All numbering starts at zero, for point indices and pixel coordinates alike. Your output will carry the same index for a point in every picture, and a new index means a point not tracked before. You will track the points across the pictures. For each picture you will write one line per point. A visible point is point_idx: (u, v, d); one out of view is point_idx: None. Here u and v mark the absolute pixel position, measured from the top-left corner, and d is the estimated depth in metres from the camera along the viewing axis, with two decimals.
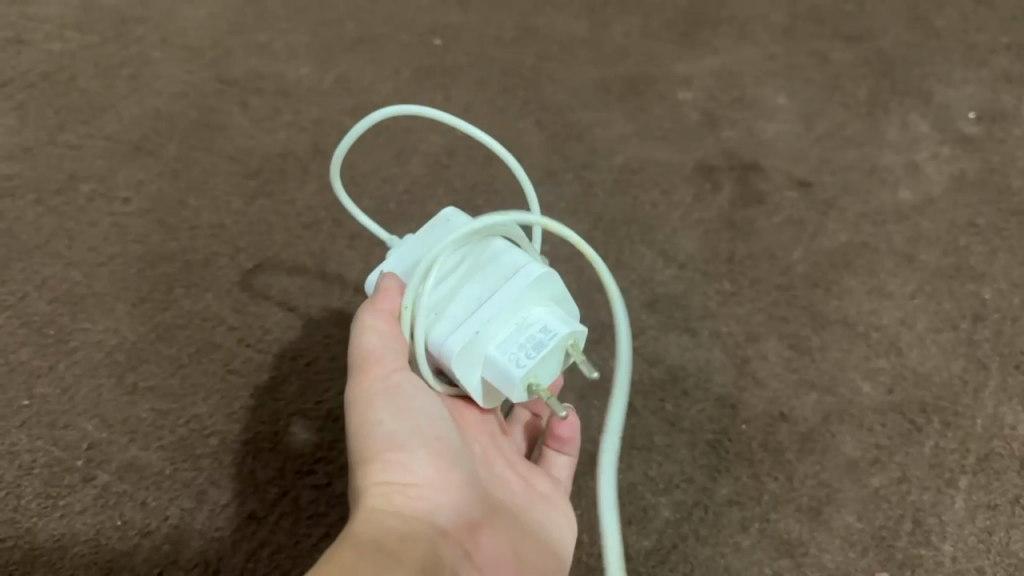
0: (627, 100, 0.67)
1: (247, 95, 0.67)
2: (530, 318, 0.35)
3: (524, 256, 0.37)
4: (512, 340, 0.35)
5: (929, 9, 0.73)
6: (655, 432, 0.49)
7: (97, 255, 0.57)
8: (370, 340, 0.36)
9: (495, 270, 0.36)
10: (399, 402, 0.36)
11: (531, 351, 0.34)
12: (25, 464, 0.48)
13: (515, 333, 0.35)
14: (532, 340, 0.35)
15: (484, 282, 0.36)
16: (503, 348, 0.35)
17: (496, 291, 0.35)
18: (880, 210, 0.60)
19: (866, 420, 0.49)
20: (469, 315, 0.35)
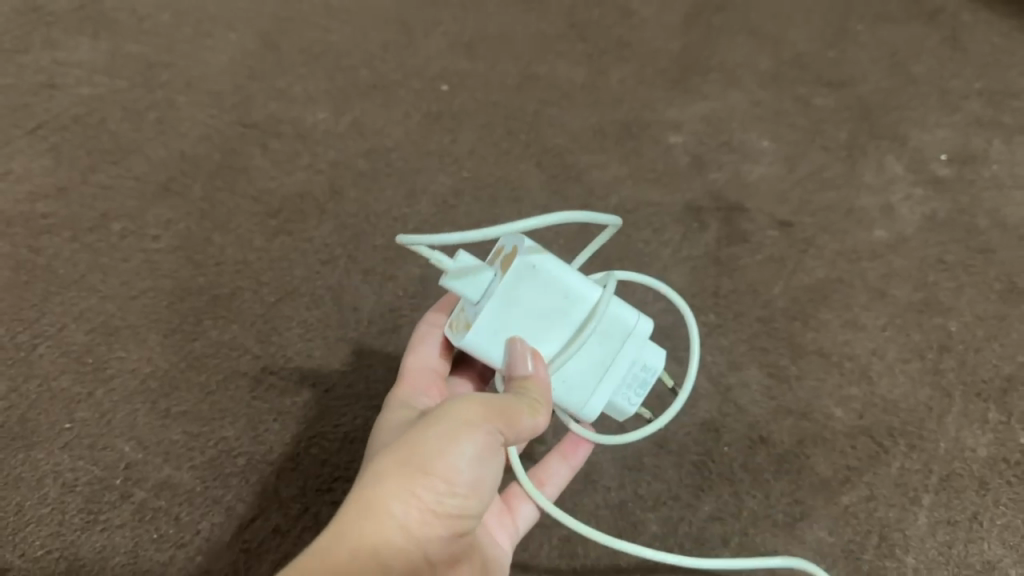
0: (622, 143, 0.72)
1: (268, 138, 0.72)
2: (634, 359, 0.41)
3: (619, 313, 0.40)
4: (624, 386, 0.42)
5: (906, 56, 0.78)
6: (645, 453, 0.52)
7: (130, 289, 0.62)
8: (524, 422, 0.37)
9: (598, 334, 0.40)
10: (484, 455, 0.35)
11: (637, 393, 0.42)
12: (68, 481, 0.53)
13: (627, 382, 0.42)
14: (640, 385, 0.42)
15: (596, 346, 0.41)
16: (621, 393, 0.42)
17: (611, 354, 0.41)
18: (855, 247, 0.64)
19: (839, 443, 0.53)
20: (594, 382, 0.41)
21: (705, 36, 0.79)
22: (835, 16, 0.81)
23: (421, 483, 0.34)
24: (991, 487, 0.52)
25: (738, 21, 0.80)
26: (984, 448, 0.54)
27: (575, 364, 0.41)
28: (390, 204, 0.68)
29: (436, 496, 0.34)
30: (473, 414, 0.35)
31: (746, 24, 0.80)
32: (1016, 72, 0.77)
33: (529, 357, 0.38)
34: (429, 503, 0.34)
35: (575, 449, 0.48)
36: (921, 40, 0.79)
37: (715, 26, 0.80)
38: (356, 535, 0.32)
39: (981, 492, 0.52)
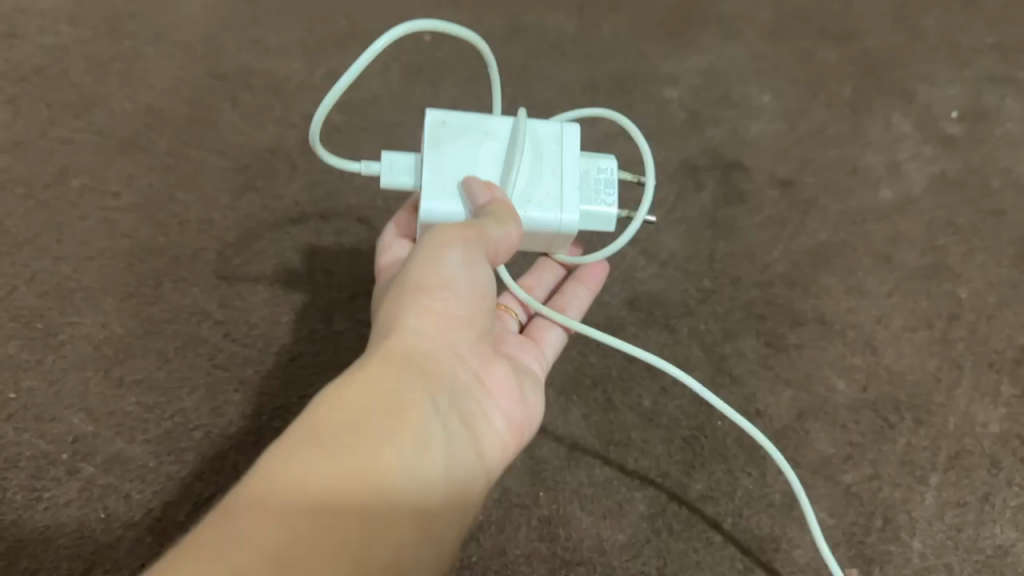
0: (613, 99, 0.68)
1: (239, 90, 0.67)
2: (589, 166, 0.39)
3: (550, 123, 0.39)
4: (591, 188, 0.38)
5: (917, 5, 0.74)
6: (633, 428, 0.49)
7: (86, 250, 0.58)
8: (495, 233, 0.35)
9: (540, 145, 0.38)
10: (472, 258, 0.35)
11: (609, 192, 0.38)
12: (12, 456, 0.49)
13: (591, 183, 0.38)
14: (605, 182, 0.38)
15: (541, 160, 0.38)
16: (592, 195, 0.38)
17: (560, 158, 0.38)
18: (859, 209, 0.61)
19: (841, 418, 0.50)
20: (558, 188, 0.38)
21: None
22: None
23: (419, 303, 0.35)
24: (1003, 466, 0.49)
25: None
26: (995, 423, 0.50)
27: (531, 184, 0.38)
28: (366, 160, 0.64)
29: (441, 306, 0.35)
30: (441, 232, 0.35)
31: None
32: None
33: (481, 188, 0.37)
34: (437, 315, 0.35)
35: (591, 275, 0.47)
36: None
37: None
38: (374, 365, 0.33)
39: (990, 470, 0.49)
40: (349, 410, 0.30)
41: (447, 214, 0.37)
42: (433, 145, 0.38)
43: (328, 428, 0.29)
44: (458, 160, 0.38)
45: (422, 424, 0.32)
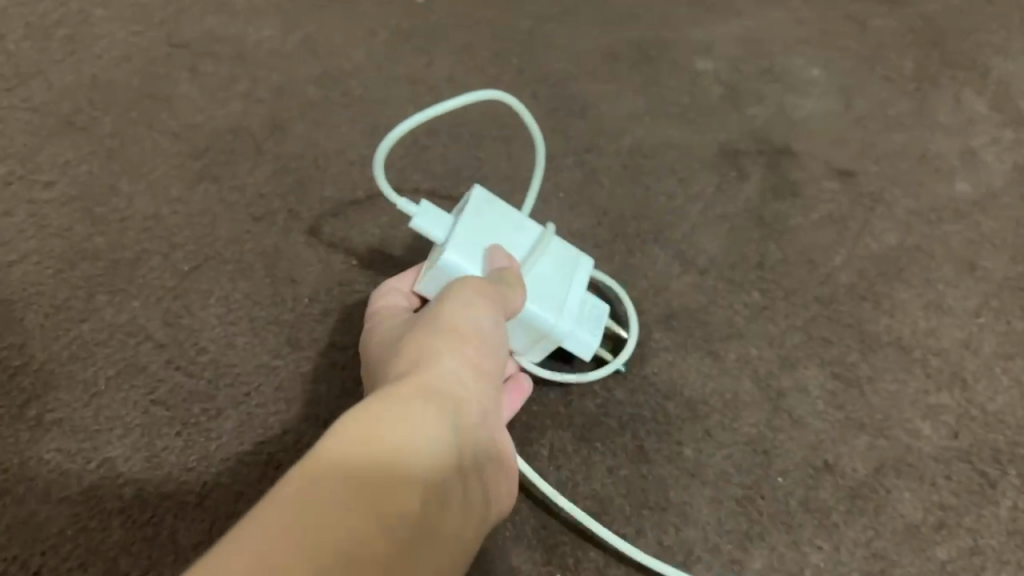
0: (638, 69, 0.58)
1: (198, 60, 0.57)
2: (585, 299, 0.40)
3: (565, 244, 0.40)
4: (583, 316, 0.39)
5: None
6: (671, 487, 0.39)
7: (9, 252, 0.48)
8: (513, 304, 0.34)
9: (556, 253, 0.39)
10: (499, 317, 0.32)
11: (598, 329, 0.40)
12: None
13: (584, 313, 0.40)
14: (597, 321, 0.40)
15: (553, 268, 0.38)
16: (584, 325, 0.39)
17: (569, 273, 0.39)
18: (934, 205, 0.51)
19: (931, 474, 0.40)
20: (563, 294, 0.38)
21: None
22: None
23: (456, 342, 0.30)
24: None
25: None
26: None
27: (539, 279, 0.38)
28: (345, 142, 0.54)
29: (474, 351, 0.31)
30: (472, 286, 0.32)
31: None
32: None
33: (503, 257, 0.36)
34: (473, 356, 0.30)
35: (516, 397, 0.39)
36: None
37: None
38: (401, 394, 0.27)
39: None
40: (409, 403, 0.27)
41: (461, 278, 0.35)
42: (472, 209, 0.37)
43: (388, 419, 0.26)
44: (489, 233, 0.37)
45: (475, 435, 0.29)
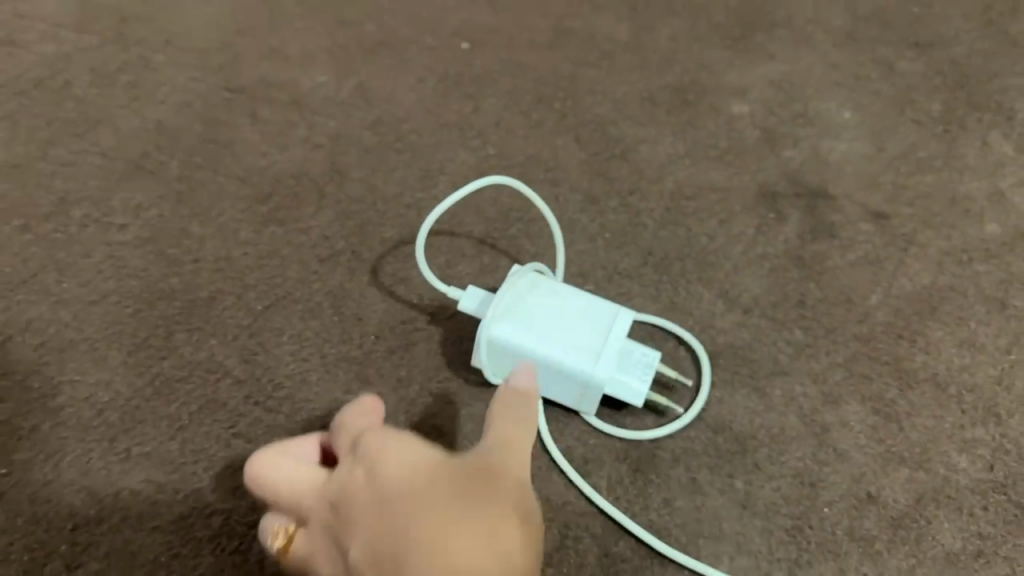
0: (677, 112, 0.61)
1: (258, 105, 0.61)
2: (635, 347, 0.44)
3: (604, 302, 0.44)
4: (629, 363, 0.43)
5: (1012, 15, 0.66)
6: (724, 516, 0.42)
7: (91, 292, 0.51)
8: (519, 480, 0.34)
9: (596, 308, 0.43)
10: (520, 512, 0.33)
11: (646, 373, 0.43)
12: (4, 547, 0.42)
13: (630, 360, 0.43)
14: (646, 365, 0.43)
15: (593, 328, 0.42)
16: (629, 372, 0.43)
17: (608, 327, 0.43)
18: (965, 246, 0.53)
19: (969, 505, 0.42)
20: (602, 348, 0.42)
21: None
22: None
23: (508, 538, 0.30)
24: None
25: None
26: None
27: (573, 333, 0.42)
28: (401, 186, 0.57)
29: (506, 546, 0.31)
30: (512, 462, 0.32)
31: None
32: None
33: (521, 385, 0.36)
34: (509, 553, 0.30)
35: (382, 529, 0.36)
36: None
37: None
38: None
39: None
40: None
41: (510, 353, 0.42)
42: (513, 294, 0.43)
43: None
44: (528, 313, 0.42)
45: None
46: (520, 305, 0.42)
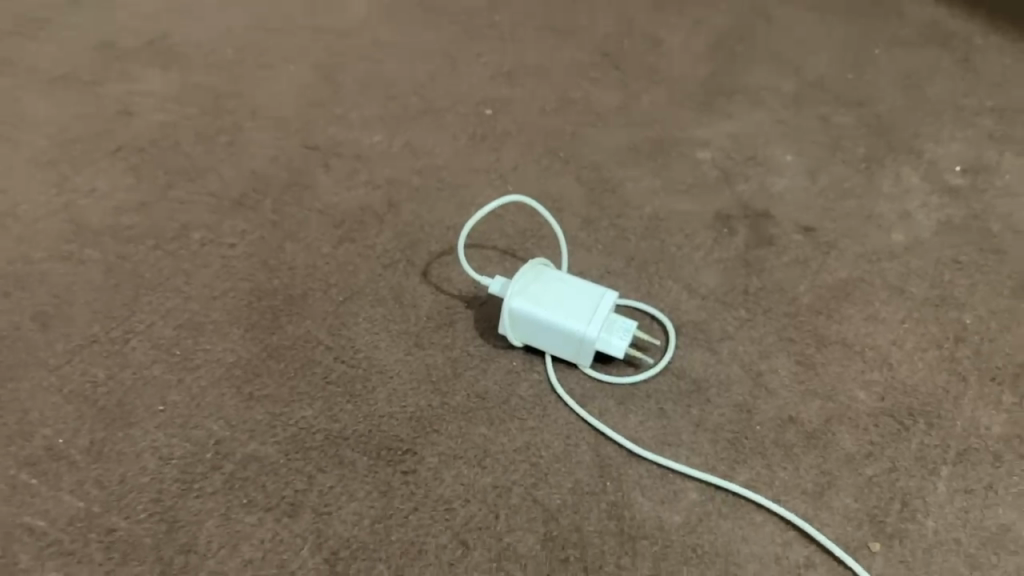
0: (654, 158, 0.79)
1: (329, 159, 0.80)
2: (618, 318, 0.60)
3: (596, 286, 0.60)
4: (612, 328, 0.59)
5: (905, 93, 0.88)
6: (684, 431, 0.56)
7: (211, 290, 0.67)
8: None
9: (588, 289, 0.60)
10: None
11: (625, 335, 0.59)
12: (165, 455, 0.56)
13: (612, 326, 0.59)
14: (625, 330, 0.59)
15: (585, 302, 0.59)
16: (611, 334, 0.59)
17: (597, 302, 0.59)
18: (875, 250, 0.69)
19: (862, 421, 0.57)
20: (591, 315, 0.58)
21: (720, 70, 0.91)
22: (840, 65, 0.92)
23: None
24: (1004, 461, 0.55)
25: (750, 59, 0.93)
26: (998, 426, 0.57)
27: (571, 305, 0.58)
28: (442, 214, 0.74)
29: None
30: None
31: (753, 58, 0.93)
32: (1010, 108, 0.86)
33: None
34: None
35: None
36: (919, 85, 0.89)
37: (728, 54, 0.93)
38: None
39: (995, 463, 0.55)
40: None
41: (521, 315, 0.58)
42: (528, 277, 0.59)
43: None
44: (538, 290, 0.59)
45: None
46: (532, 287, 0.59)
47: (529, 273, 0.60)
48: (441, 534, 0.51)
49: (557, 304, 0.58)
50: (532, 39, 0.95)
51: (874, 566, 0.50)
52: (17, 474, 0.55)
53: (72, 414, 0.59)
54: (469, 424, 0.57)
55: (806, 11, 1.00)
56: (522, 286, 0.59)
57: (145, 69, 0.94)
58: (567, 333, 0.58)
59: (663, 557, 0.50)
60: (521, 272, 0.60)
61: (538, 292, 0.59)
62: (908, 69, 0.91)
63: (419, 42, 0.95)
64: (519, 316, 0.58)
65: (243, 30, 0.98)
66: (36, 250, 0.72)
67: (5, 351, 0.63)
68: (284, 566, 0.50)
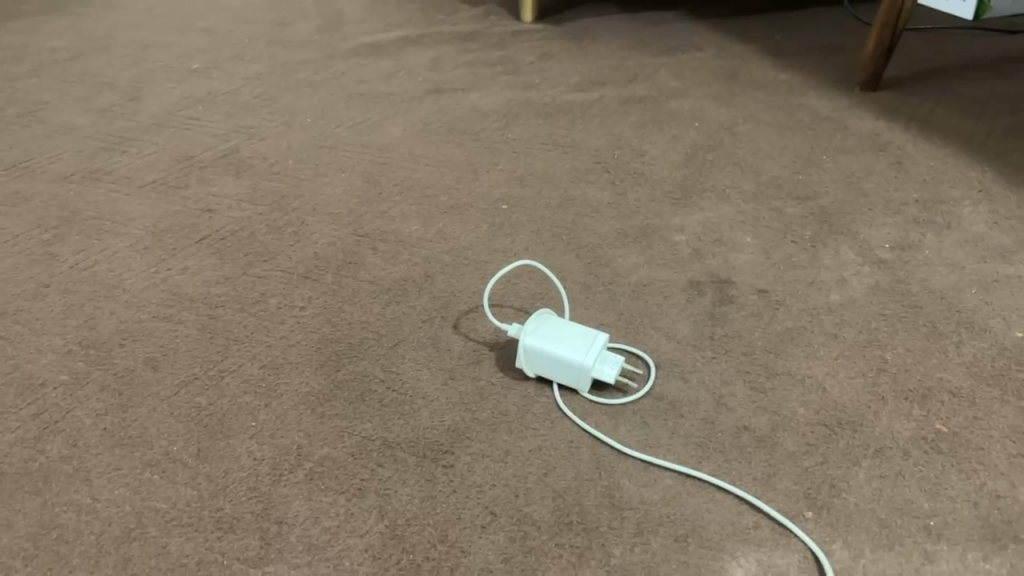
0: (639, 240, 0.98)
1: (377, 244, 0.99)
2: (609, 355, 0.76)
3: (591, 331, 0.77)
4: (604, 361, 0.75)
5: (846, 189, 1.07)
6: (662, 436, 0.72)
7: (288, 341, 0.85)
8: None
9: (585, 333, 0.76)
10: None
11: (613, 366, 0.75)
12: (259, 456, 0.72)
13: (603, 360, 0.75)
14: (613, 362, 0.75)
15: (582, 341, 0.76)
16: (603, 365, 0.75)
17: (590, 341, 0.75)
18: (816, 306, 0.87)
19: (800, 428, 0.72)
20: (587, 350, 0.75)
21: (693, 174, 1.12)
22: (792, 171, 1.12)
23: None
24: (912, 454, 0.69)
25: (718, 166, 1.13)
26: (908, 430, 0.72)
27: (571, 342, 0.75)
28: (469, 283, 0.92)
29: None
30: None
31: (720, 165, 1.14)
32: (934, 199, 1.05)
33: None
34: None
35: None
36: (858, 183, 1.09)
37: (701, 162, 1.15)
38: None
39: (905, 456, 0.69)
40: None
41: (532, 349, 0.75)
42: (538, 323, 0.77)
43: None
44: (546, 332, 0.76)
45: None
46: (541, 330, 0.76)
47: (539, 320, 0.77)
48: (475, 506, 0.66)
49: (560, 342, 0.75)
50: (539, 152, 1.19)
51: (809, 527, 0.64)
52: (143, 472, 0.71)
53: (183, 430, 0.75)
54: (494, 432, 0.73)
55: (765, 132, 1.22)
56: (533, 329, 0.76)
57: (223, 176, 1.16)
58: (568, 363, 0.74)
59: (644, 521, 0.64)
60: (533, 320, 0.77)
61: (546, 334, 0.76)
62: (849, 171, 1.11)
63: (447, 156, 1.18)
64: (531, 350, 0.75)
65: (303, 148, 1.22)
66: (143, 313, 0.90)
67: (126, 387, 0.80)
68: (355, 530, 0.65)
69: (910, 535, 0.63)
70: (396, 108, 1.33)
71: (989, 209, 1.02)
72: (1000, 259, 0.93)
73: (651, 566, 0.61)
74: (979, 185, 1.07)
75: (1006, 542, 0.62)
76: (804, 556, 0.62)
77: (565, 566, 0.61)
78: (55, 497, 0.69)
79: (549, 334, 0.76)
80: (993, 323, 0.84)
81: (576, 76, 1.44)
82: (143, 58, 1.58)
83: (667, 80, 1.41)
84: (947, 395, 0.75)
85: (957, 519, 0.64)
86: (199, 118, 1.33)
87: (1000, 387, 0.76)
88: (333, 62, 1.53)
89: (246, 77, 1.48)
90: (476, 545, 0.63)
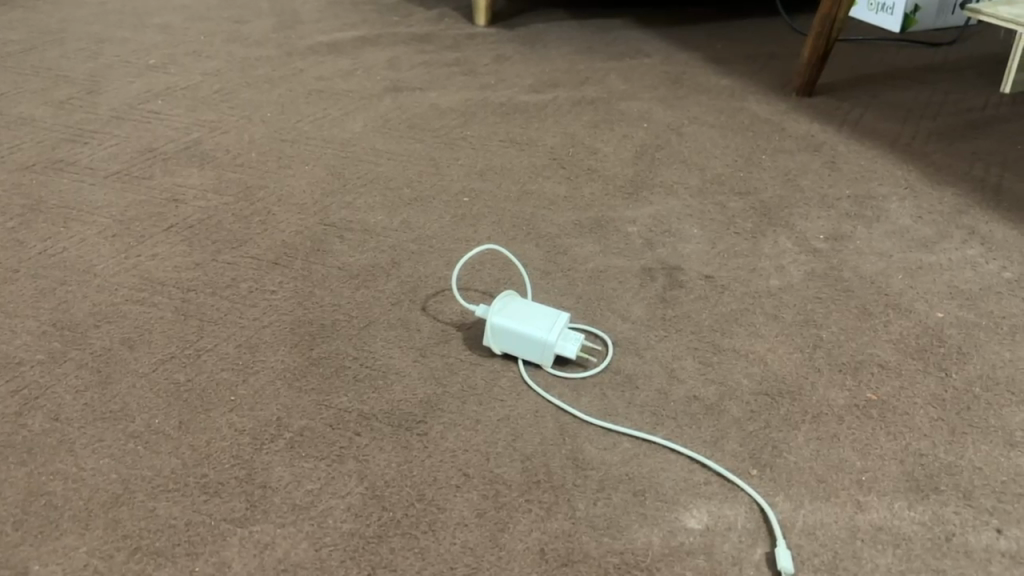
0: (593, 231, 1.04)
1: (344, 233, 1.03)
2: (571, 333, 0.81)
3: (553, 311, 0.82)
4: (566, 337, 0.81)
5: (783, 185, 1.15)
6: (620, 405, 0.78)
7: (262, 321, 0.88)
8: None
9: (547, 313, 0.82)
10: None
11: (574, 343, 0.80)
12: (241, 426, 0.75)
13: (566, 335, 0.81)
14: (575, 339, 0.81)
15: (546, 319, 0.81)
16: (565, 340, 0.80)
17: (553, 320, 0.81)
18: (759, 290, 0.94)
19: (745, 397, 0.79)
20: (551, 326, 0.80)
21: (642, 171, 1.18)
22: (734, 169, 1.19)
23: None
24: (846, 419, 0.76)
25: (666, 163, 1.20)
26: (842, 398, 0.79)
27: (536, 320, 0.81)
28: (435, 269, 0.97)
29: None
30: None
31: (668, 163, 1.20)
32: (864, 195, 1.13)
33: None
34: None
35: None
36: (795, 180, 1.17)
37: (650, 159, 1.21)
38: None
39: (839, 421, 0.76)
40: None
41: (499, 326, 0.80)
42: (504, 303, 0.82)
43: None
44: (512, 311, 0.82)
45: None
46: (508, 310, 0.82)
47: (505, 300, 0.83)
48: (448, 468, 0.71)
49: (525, 321, 0.81)
50: (497, 148, 1.24)
51: (755, 483, 0.70)
52: (127, 443, 0.73)
53: (163, 405, 0.78)
54: (464, 403, 0.77)
55: (709, 132, 1.30)
56: (501, 308, 0.81)
57: (187, 168, 1.18)
58: (535, 339, 0.79)
59: (606, 479, 0.70)
60: (500, 300, 0.82)
61: (512, 313, 0.81)
62: (786, 169, 1.19)
63: (409, 151, 1.23)
64: (499, 326, 0.80)
65: (266, 142, 1.25)
66: (115, 296, 0.92)
67: (104, 365, 0.82)
68: (337, 491, 0.69)
69: (844, 488, 0.70)
70: (357, 106, 1.37)
71: (913, 205, 1.11)
72: (924, 249, 1.01)
73: (613, 518, 0.67)
74: (905, 182, 1.16)
75: (928, 493, 0.69)
76: (750, 508, 0.68)
77: (535, 518, 0.66)
78: (40, 467, 0.71)
79: (514, 313, 0.81)
80: (917, 304, 0.92)
81: (530, 78, 1.50)
82: (99, 52, 1.59)
83: (617, 84, 1.47)
84: (877, 367, 0.82)
85: (885, 474, 0.71)
86: (160, 111, 1.35)
87: (923, 360, 0.83)
88: (291, 60, 1.56)
89: (204, 73, 1.50)
90: (452, 502, 0.68)
